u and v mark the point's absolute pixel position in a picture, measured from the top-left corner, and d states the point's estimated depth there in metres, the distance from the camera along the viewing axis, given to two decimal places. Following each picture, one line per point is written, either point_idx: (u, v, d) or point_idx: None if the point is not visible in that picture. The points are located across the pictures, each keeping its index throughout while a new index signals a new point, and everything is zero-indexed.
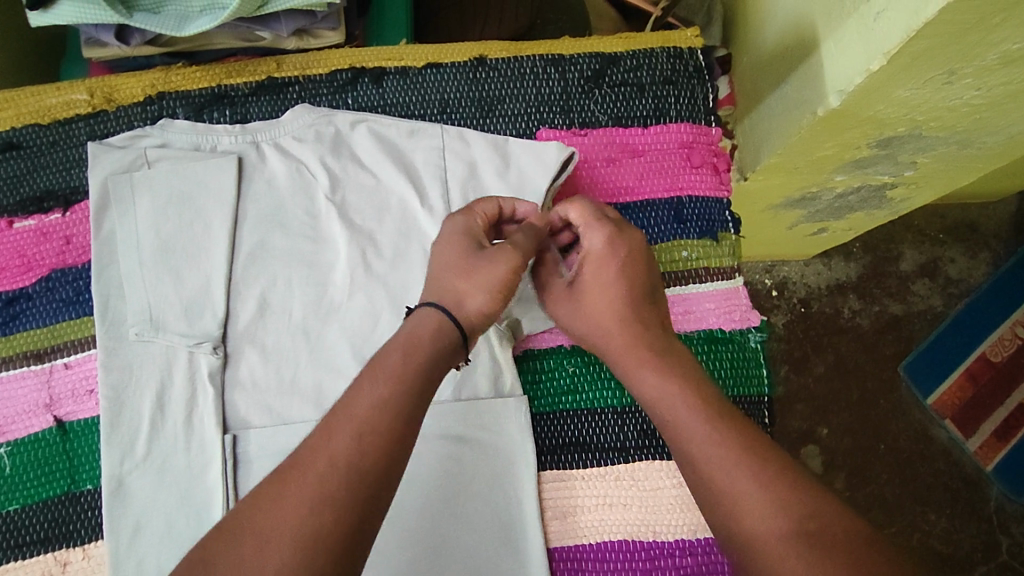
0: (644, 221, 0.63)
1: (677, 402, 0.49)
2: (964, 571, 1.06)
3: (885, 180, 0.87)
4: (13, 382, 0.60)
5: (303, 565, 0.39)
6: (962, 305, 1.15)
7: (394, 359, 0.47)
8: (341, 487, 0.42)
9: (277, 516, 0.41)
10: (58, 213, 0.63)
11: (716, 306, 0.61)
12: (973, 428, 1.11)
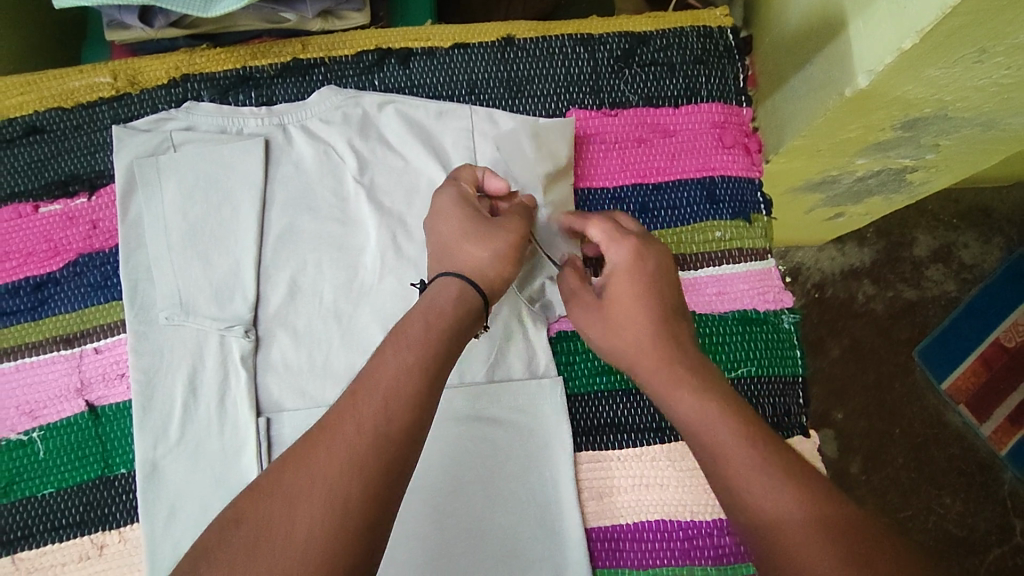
0: (676, 201, 0.62)
1: (705, 403, 0.46)
2: (979, 553, 1.06)
3: (906, 162, 0.87)
4: (43, 366, 0.59)
5: (332, 531, 0.39)
6: (977, 290, 1.15)
7: (418, 328, 0.47)
8: (370, 456, 0.41)
9: (305, 481, 0.41)
10: (85, 197, 0.62)
11: (750, 286, 0.61)
12: (987, 414, 1.11)
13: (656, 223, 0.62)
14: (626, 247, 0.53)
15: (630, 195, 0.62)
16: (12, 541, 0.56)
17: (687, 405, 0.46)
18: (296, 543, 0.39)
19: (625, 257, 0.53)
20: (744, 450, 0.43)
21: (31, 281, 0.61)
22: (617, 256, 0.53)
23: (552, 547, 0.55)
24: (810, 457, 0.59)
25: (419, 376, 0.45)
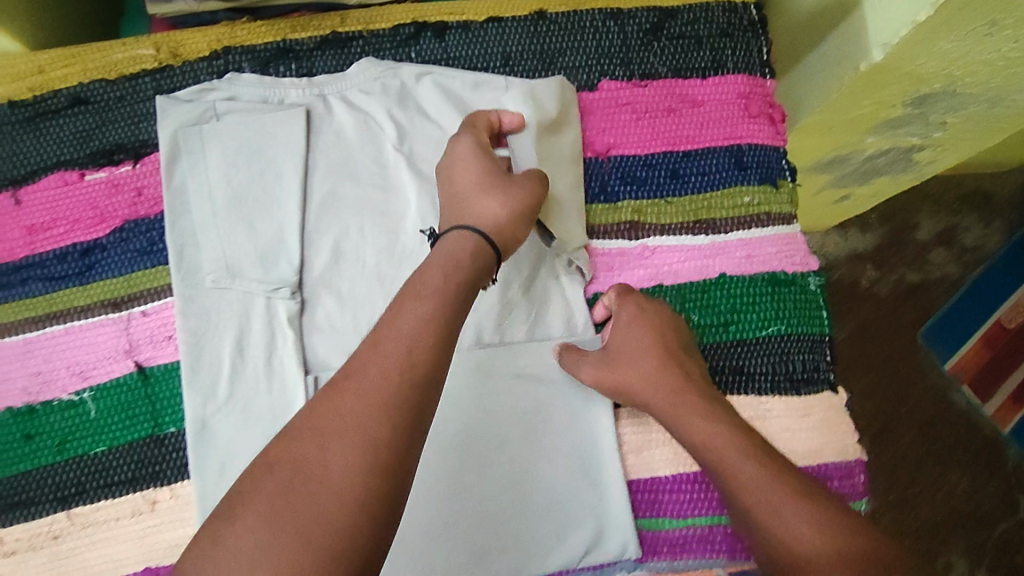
0: (705, 168, 0.65)
1: (715, 429, 0.53)
2: (985, 527, 1.09)
3: (914, 141, 0.90)
4: (91, 329, 0.61)
5: (367, 467, 0.41)
6: (978, 272, 1.19)
7: (435, 278, 0.49)
8: (394, 396, 0.43)
9: (337, 422, 0.43)
10: (129, 165, 0.64)
11: (777, 249, 0.64)
12: (991, 392, 1.14)
13: (686, 189, 0.64)
14: (632, 305, 0.59)
15: (661, 162, 0.64)
16: (66, 497, 0.58)
17: (695, 427, 0.54)
18: (335, 478, 0.41)
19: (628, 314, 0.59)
20: (748, 463, 0.50)
21: (78, 247, 0.62)
22: (623, 314, 0.59)
23: (593, 496, 0.58)
24: (837, 415, 0.61)
25: (440, 325, 0.47)
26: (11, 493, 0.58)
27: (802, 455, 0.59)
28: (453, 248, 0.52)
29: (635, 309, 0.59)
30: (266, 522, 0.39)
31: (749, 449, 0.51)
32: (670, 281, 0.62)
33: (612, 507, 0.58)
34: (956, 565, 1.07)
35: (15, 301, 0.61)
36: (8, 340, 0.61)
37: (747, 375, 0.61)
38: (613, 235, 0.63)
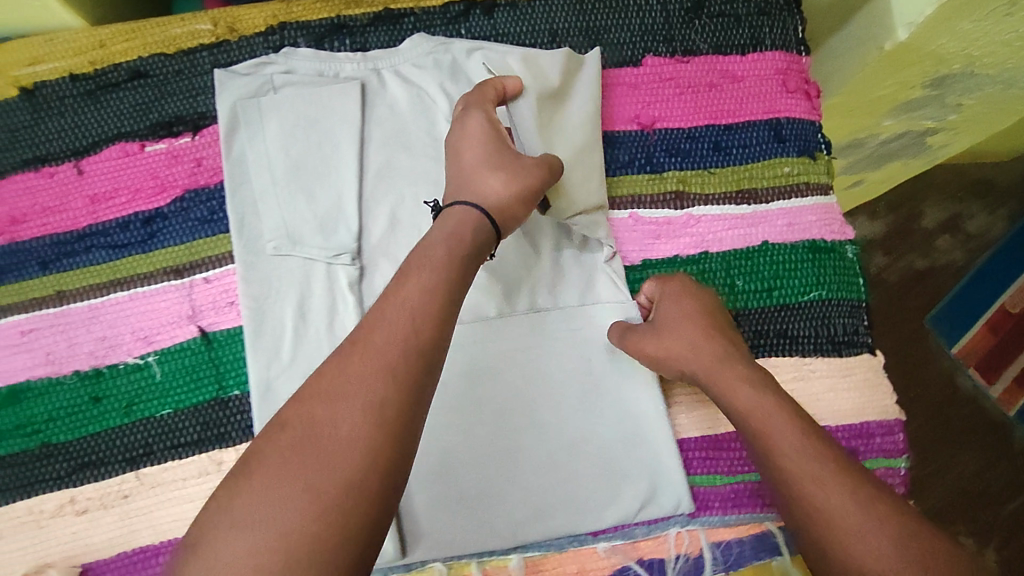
0: (746, 140, 0.67)
1: (764, 403, 0.53)
2: (992, 506, 1.12)
3: (928, 124, 0.93)
4: (155, 295, 0.63)
5: (373, 426, 0.43)
6: (984, 258, 1.21)
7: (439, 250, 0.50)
8: (400, 359, 0.45)
9: (343, 382, 0.44)
10: (188, 136, 0.65)
11: (817, 218, 0.66)
12: (996, 376, 1.17)
13: (728, 161, 0.67)
14: (674, 285, 0.60)
15: (704, 135, 0.67)
16: (135, 458, 0.60)
17: (746, 397, 0.54)
18: (342, 437, 0.42)
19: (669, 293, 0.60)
20: (792, 436, 0.51)
21: (141, 216, 0.64)
22: (665, 294, 0.60)
23: (646, 452, 0.61)
24: (872, 379, 0.63)
25: (444, 293, 0.49)
26: (80, 454, 0.60)
27: (843, 413, 0.62)
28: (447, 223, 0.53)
29: (674, 290, 0.60)
30: (274, 478, 0.41)
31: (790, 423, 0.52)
32: (716, 248, 0.65)
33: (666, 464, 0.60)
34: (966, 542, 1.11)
35: (80, 268, 0.63)
36: (74, 306, 0.62)
37: (791, 338, 0.63)
38: (659, 205, 0.65)
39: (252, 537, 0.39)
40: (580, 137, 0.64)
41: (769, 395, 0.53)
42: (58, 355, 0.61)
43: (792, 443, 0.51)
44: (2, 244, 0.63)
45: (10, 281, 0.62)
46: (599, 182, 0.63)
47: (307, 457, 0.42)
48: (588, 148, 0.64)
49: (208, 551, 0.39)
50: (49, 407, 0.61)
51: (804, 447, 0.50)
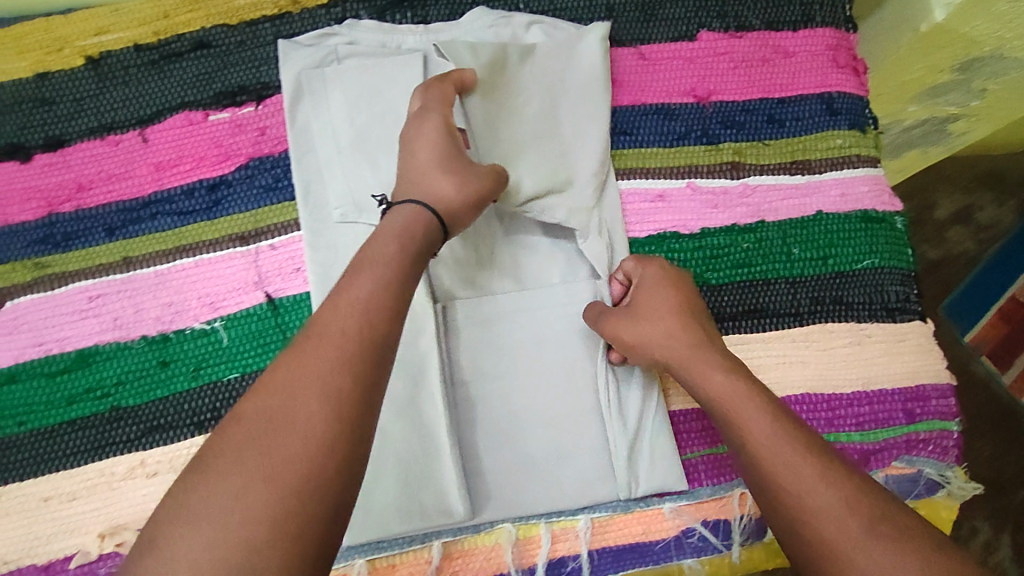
0: (799, 114, 0.69)
1: (734, 388, 0.52)
2: (1008, 494, 1.03)
3: (951, 110, 0.91)
4: (221, 262, 0.63)
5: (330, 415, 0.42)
6: (995, 248, 1.11)
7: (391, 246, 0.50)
8: (354, 351, 0.44)
9: (297, 375, 0.43)
10: (252, 106, 0.66)
11: (869, 188, 0.68)
12: (1010, 360, 1.05)
13: (782, 133, 0.68)
14: (653, 268, 0.60)
15: (758, 108, 0.68)
16: (203, 422, 0.60)
17: (719, 384, 0.53)
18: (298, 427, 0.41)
19: (647, 278, 0.60)
20: (760, 419, 0.50)
21: (205, 183, 0.65)
22: (644, 276, 0.60)
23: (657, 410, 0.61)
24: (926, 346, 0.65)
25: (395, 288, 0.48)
26: (149, 417, 0.60)
27: (897, 377, 0.63)
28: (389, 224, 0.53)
29: (650, 273, 0.60)
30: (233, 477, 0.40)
31: (762, 408, 0.51)
32: (771, 217, 0.66)
33: (643, 445, 0.61)
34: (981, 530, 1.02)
35: (146, 235, 0.63)
36: (141, 272, 0.63)
37: (846, 304, 0.65)
38: (717, 174, 0.67)
39: (201, 533, 0.38)
40: (526, 132, 0.64)
41: (740, 381, 0.53)
42: (125, 321, 0.62)
43: (760, 428, 0.49)
44: (68, 211, 0.64)
45: (74, 248, 0.63)
46: (550, 168, 0.63)
47: (264, 449, 0.41)
48: (533, 142, 0.64)
49: (164, 547, 0.38)
50: (118, 371, 0.61)
51: (773, 431, 0.49)
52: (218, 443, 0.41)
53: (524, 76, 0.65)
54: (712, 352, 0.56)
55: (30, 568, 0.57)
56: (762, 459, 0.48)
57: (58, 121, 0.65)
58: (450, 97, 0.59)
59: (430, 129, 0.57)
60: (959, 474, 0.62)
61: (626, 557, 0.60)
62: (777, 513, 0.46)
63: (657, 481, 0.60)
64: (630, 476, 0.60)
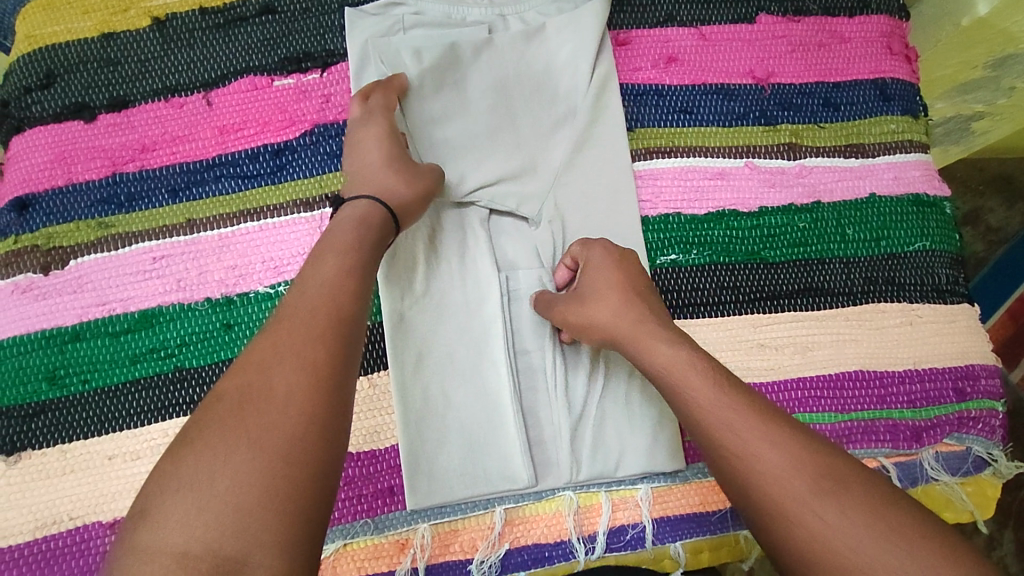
0: (853, 97, 0.70)
1: (679, 356, 0.50)
2: None
3: (976, 110, 0.90)
4: (286, 227, 0.63)
5: (309, 383, 0.42)
6: (1004, 250, 1.07)
7: (348, 233, 0.51)
8: (327, 327, 0.45)
9: (273, 348, 0.43)
10: (317, 73, 0.66)
11: (921, 173, 0.69)
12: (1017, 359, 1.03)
13: (837, 116, 0.69)
14: (598, 249, 0.59)
15: (815, 92, 0.70)
16: None
17: (663, 357, 0.51)
18: (279, 398, 0.41)
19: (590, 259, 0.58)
20: (708, 386, 0.48)
21: (270, 148, 0.65)
22: (589, 259, 0.59)
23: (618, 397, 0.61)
24: (973, 328, 0.66)
25: (357, 271, 0.49)
26: (212, 378, 0.60)
27: (949, 357, 0.65)
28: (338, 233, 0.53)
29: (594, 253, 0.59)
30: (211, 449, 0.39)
31: (707, 372, 0.49)
32: (827, 198, 0.67)
33: (580, 431, 0.60)
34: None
35: (209, 196, 0.64)
36: (204, 234, 0.63)
37: (899, 285, 0.66)
38: (774, 155, 0.68)
39: (202, 498, 0.37)
40: (477, 124, 0.65)
41: (684, 350, 0.50)
42: (189, 283, 0.62)
43: (703, 394, 0.48)
44: (131, 171, 0.64)
45: (139, 209, 0.63)
46: (499, 159, 0.64)
47: (245, 421, 0.40)
48: (487, 136, 0.65)
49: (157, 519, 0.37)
50: (181, 332, 0.61)
51: (723, 397, 0.47)
52: (202, 417, 0.41)
53: (481, 65, 0.66)
54: (651, 321, 0.54)
55: (97, 525, 0.57)
56: (710, 428, 0.46)
57: (123, 82, 0.65)
58: (391, 104, 0.61)
59: (376, 129, 0.59)
60: (1003, 453, 0.64)
61: (683, 528, 0.60)
62: (731, 481, 0.45)
63: (599, 467, 0.59)
64: (572, 459, 0.59)
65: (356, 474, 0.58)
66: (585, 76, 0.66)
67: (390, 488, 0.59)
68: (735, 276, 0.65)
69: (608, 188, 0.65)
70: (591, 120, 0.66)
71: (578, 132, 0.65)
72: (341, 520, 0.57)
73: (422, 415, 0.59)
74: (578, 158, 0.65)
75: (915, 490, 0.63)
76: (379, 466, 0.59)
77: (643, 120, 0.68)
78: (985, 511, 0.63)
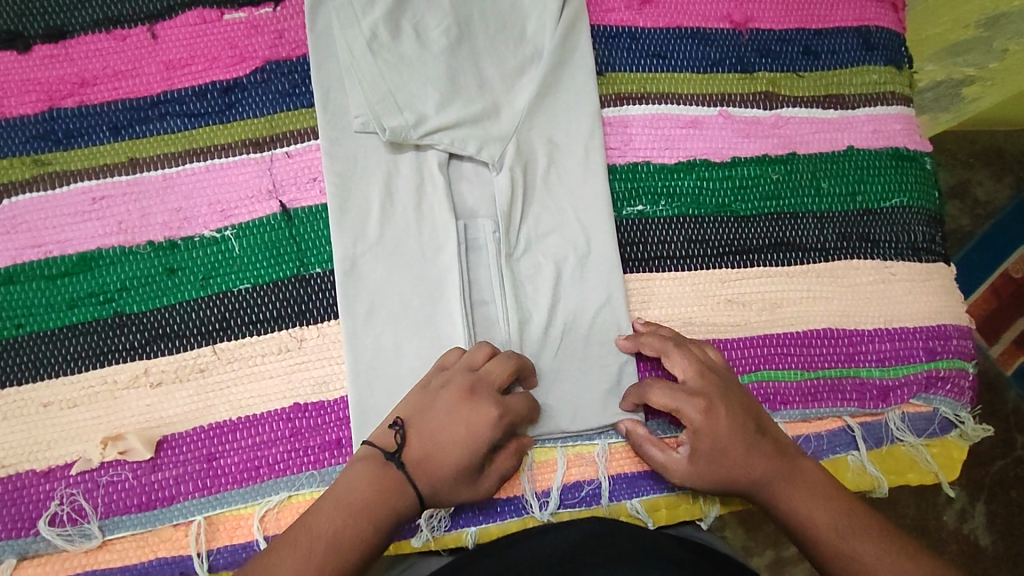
0: (835, 46, 0.67)
1: (808, 505, 0.54)
2: (983, 466, 0.99)
3: (970, 73, 0.83)
4: (234, 168, 0.60)
5: (356, 529, 0.49)
6: (991, 224, 1.05)
7: (430, 449, 0.52)
8: (391, 488, 0.51)
9: (346, 496, 0.50)
10: (270, 7, 0.63)
11: (902, 127, 0.67)
12: (995, 336, 1.02)
13: (818, 65, 0.66)
14: (713, 417, 0.54)
15: (795, 39, 0.66)
16: (212, 333, 0.58)
17: (794, 504, 0.54)
18: (335, 537, 0.49)
19: (698, 422, 0.54)
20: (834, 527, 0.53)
21: (218, 85, 0.61)
22: (705, 433, 0.54)
23: (576, 353, 0.59)
24: (948, 288, 0.64)
25: (431, 467, 0.52)
26: (153, 325, 0.58)
27: (921, 317, 0.63)
28: (360, 467, 0.51)
29: (702, 407, 0.54)
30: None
31: (833, 514, 0.54)
32: (803, 150, 0.65)
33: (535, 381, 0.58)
34: (954, 497, 0.98)
35: (153, 136, 0.60)
36: (148, 174, 0.60)
37: (873, 242, 0.64)
38: (750, 104, 0.65)
39: None
40: (439, 65, 0.60)
41: (824, 500, 0.54)
42: (131, 225, 0.59)
43: (810, 506, 0.54)
44: (70, 107, 0.60)
45: (77, 147, 0.60)
46: (461, 102, 0.60)
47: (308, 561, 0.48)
48: (449, 77, 0.60)
49: None
50: (122, 276, 0.58)
51: (838, 528, 0.53)
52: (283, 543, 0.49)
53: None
54: (766, 455, 0.54)
55: (30, 474, 0.55)
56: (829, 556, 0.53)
57: (61, 11, 0.61)
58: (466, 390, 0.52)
59: (451, 413, 0.52)
60: (971, 415, 0.62)
61: (641, 484, 0.59)
62: None
63: (553, 422, 0.57)
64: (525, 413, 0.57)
65: (303, 426, 0.57)
66: (552, 15, 0.62)
67: (337, 441, 0.57)
68: (704, 229, 0.62)
69: (574, 136, 0.62)
70: (558, 63, 0.62)
71: (546, 75, 0.61)
72: (286, 472, 0.56)
73: (375, 364, 0.57)
74: (542, 103, 0.61)
75: (880, 451, 0.61)
76: (327, 418, 0.57)
77: (614, 64, 0.64)
78: (950, 472, 0.62)
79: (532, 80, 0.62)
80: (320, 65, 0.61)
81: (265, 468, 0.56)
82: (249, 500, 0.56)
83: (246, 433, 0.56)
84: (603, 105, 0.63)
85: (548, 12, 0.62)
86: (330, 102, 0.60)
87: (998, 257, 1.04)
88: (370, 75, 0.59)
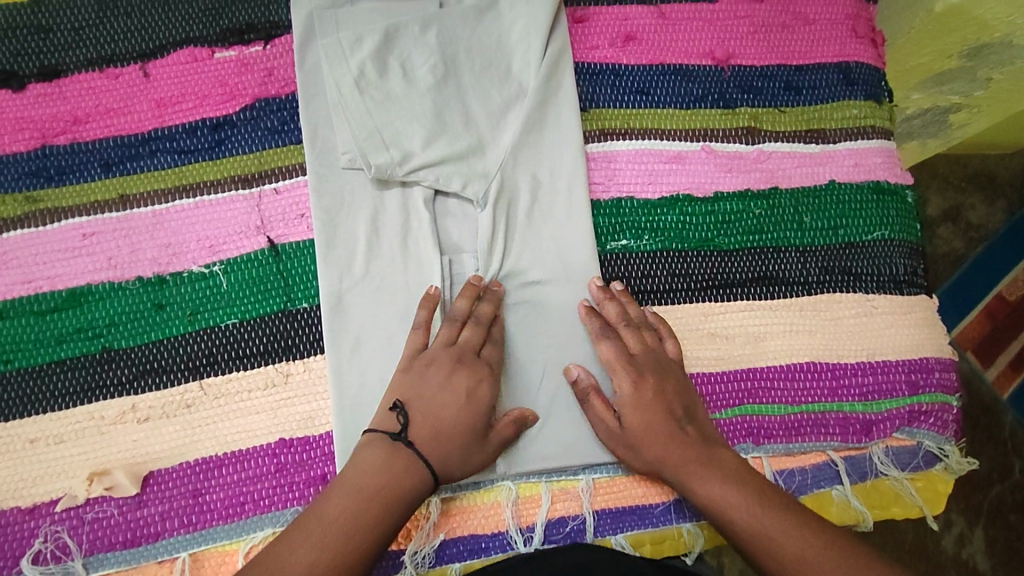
0: (816, 81, 0.68)
1: (755, 507, 0.53)
2: (981, 491, 0.99)
3: (953, 101, 0.84)
4: (223, 205, 0.61)
5: (364, 502, 0.51)
6: (982, 248, 1.05)
7: (431, 423, 0.54)
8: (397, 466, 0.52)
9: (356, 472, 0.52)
10: (260, 46, 0.64)
11: (883, 161, 0.68)
12: (990, 360, 1.02)
13: (799, 100, 0.67)
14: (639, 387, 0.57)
15: (776, 74, 0.68)
16: (199, 368, 0.58)
17: (724, 495, 0.54)
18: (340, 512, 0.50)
19: (625, 393, 0.57)
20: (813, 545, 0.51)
21: (209, 122, 0.62)
22: (633, 403, 0.57)
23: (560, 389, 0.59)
24: (931, 319, 0.65)
25: (436, 435, 0.54)
26: (140, 361, 0.58)
27: (904, 348, 0.64)
28: (372, 453, 0.53)
29: (628, 379, 0.57)
30: None
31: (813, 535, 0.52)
32: (785, 184, 0.65)
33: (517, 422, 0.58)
34: (952, 523, 0.98)
35: (145, 172, 0.61)
36: (138, 211, 0.61)
37: (854, 275, 0.65)
38: (732, 139, 0.66)
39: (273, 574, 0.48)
40: (424, 101, 0.62)
41: (795, 517, 0.53)
42: (121, 261, 0.60)
43: (721, 490, 0.54)
44: (62, 144, 0.62)
45: (70, 183, 0.61)
46: (447, 138, 0.61)
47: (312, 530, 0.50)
48: (435, 114, 0.61)
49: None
50: (110, 312, 0.59)
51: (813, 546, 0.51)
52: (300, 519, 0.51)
53: (429, 39, 0.63)
54: (694, 439, 0.56)
55: (14, 511, 0.55)
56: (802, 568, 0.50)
57: (55, 50, 0.62)
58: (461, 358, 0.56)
59: (452, 387, 0.55)
60: (955, 448, 0.63)
61: (626, 519, 0.59)
62: None
63: (542, 461, 0.58)
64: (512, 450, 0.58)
65: (289, 461, 0.57)
66: (538, 53, 0.63)
67: (322, 476, 0.57)
68: (687, 264, 0.63)
69: (559, 171, 0.63)
70: (543, 100, 0.63)
71: (529, 112, 0.62)
72: (271, 508, 0.56)
73: (359, 400, 0.57)
74: (527, 140, 0.62)
75: (864, 485, 0.61)
76: (313, 453, 0.57)
77: (598, 99, 0.65)
78: (936, 506, 0.62)
79: (517, 118, 0.63)
80: (307, 101, 0.62)
81: (249, 504, 0.56)
82: (234, 536, 0.56)
83: (232, 468, 0.57)
84: (587, 140, 0.64)
85: (532, 52, 0.64)
86: (319, 139, 0.61)
87: (990, 280, 1.04)
88: (357, 112, 0.60)
